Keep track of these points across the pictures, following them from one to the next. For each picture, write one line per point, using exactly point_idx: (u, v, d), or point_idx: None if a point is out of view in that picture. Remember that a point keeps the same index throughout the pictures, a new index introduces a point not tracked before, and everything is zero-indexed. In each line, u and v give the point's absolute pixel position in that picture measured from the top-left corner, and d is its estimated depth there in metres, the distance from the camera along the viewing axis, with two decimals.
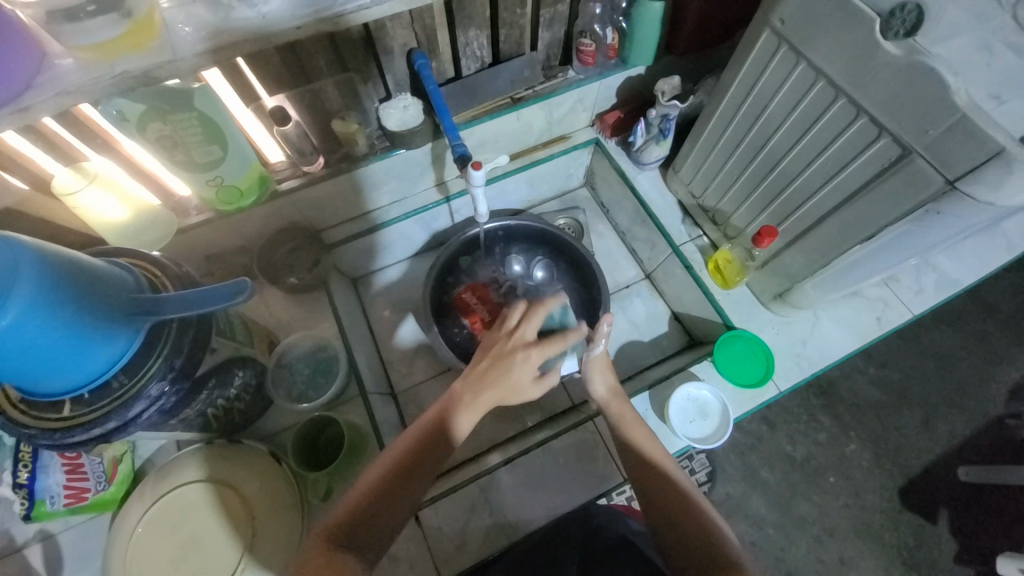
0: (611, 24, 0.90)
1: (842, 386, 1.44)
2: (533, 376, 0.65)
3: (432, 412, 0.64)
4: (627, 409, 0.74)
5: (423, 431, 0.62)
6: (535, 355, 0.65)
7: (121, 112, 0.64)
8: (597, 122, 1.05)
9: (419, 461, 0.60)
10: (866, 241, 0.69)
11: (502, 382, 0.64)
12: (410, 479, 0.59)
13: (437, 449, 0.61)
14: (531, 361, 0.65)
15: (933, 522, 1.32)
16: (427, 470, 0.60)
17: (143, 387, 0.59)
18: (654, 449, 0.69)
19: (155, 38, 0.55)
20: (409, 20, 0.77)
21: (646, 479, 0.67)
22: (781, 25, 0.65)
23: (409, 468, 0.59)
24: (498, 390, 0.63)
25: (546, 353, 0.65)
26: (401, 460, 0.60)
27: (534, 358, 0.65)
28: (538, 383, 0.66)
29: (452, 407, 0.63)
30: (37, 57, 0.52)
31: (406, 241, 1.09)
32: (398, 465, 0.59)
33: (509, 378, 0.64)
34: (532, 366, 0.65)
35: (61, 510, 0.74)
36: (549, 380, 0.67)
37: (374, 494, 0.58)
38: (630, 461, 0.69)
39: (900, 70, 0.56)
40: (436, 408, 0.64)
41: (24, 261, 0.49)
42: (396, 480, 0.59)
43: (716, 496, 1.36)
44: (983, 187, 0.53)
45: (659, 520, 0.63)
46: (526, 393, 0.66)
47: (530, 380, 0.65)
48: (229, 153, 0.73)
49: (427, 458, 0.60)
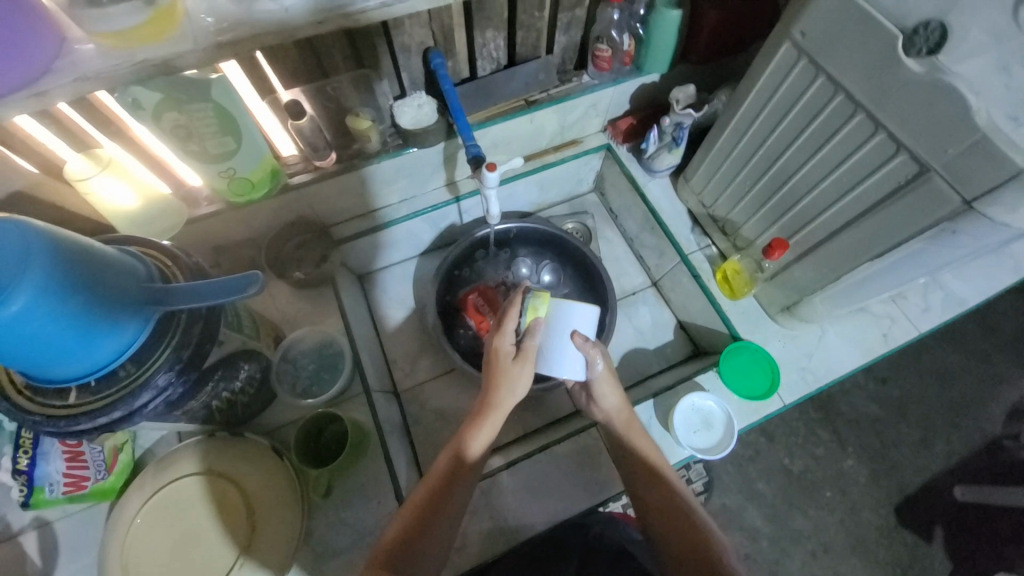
0: (628, 31, 0.90)
1: (842, 402, 1.44)
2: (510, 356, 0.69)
3: (447, 454, 0.67)
4: (632, 419, 0.73)
5: (447, 463, 0.66)
6: (500, 335, 0.71)
7: (137, 100, 0.64)
8: (609, 127, 1.05)
9: (449, 490, 0.64)
10: (877, 258, 0.69)
11: (498, 389, 0.67)
12: (442, 508, 0.62)
13: (465, 483, 0.65)
14: (502, 341, 0.70)
15: (929, 540, 1.32)
16: (454, 507, 0.63)
17: (150, 376, 0.59)
18: (660, 460, 0.70)
19: (176, 27, 0.55)
20: (427, 19, 0.77)
21: (648, 491, 0.67)
22: (802, 38, 0.65)
23: (442, 494, 0.63)
24: (502, 399, 0.67)
25: (506, 328, 0.71)
26: (433, 490, 0.64)
27: (501, 339, 0.71)
28: (521, 358, 0.69)
29: (470, 440, 0.66)
30: (54, 43, 0.51)
31: (414, 239, 1.09)
32: (431, 496, 0.63)
33: (501, 380, 0.67)
34: (506, 343, 0.70)
35: (60, 498, 0.73)
36: (528, 349, 0.69)
37: (414, 519, 0.62)
38: (633, 471, 0.70)
39: (922, 87, 0.56)
40: (449, 450, 0.67)
41: (37, 247, 0.49)
42: (425, 517, 0.62)
43: (713, 507, 1.36)
44: (1000, 208, 0.53)
45: (662, 534, 0.63)
46: (521, 377, 0.68)
47: (510, 359, 0.69)
48: (242, 146, 0.73)
49: (456, 489, 0.64)
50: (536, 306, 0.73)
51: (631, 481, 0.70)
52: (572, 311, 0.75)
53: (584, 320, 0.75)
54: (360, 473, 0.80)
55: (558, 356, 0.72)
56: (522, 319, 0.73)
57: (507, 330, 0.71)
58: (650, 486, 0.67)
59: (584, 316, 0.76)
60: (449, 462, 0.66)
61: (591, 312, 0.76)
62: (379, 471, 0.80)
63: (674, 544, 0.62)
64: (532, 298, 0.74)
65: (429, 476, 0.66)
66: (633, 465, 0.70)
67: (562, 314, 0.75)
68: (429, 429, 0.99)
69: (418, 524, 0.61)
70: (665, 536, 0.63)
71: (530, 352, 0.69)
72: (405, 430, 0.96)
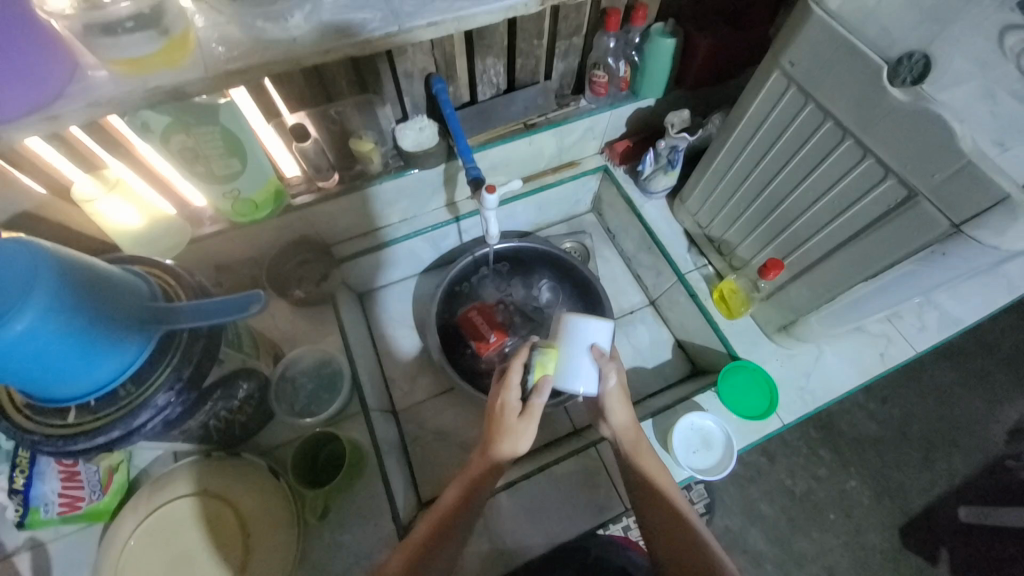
0: (624, 58, 0.93)
1: (842, 421, 1.43)
2: (515, 412, 0.66)
3: (450, 495, 0.66)
4: (639, 436, 0.72)
5: (457, 493, 0.66)
6: (505, 389, 0.67)
7: (146, 124, 0.65)
8: (606, 150, 1.08)
9: (457, 518, 0.65)
10: (871, 279, 0.70)
11: (501, 446, 0.65)
12: (448, 538, 0.64)
13: (468, 514, 0.65)
14: (507, 397, 0.67)
15: (933, 563, 1.30)
16: (453, 536, 0.64)
17: (150, 396, 0.59)
18: (665, 480, 0.69)
19: (188, 55, 0.57)
20: (429, 47, 0.79)
21: (651, 512, 0.67)
22: (790, 67, 0.68)
23: (445, 526, 0.64)
24: (505, 454, 0.65)
25: (511, 383, 0.68)
26: (440, 519, 0.65)
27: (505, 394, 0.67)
28: (526, 415, 0.66)
29: (478, 477, 0.65)
30: (69, 69, 0.53)
31: (414, 259, 1.10)
32: (438, 526, 0.64)
33: (504, 439, 0.65)
34: (511, 399, 0.67)
35: (54, 518, 0.72)
36: (534, 408, 0.66)
37: (420, 547, 0.62)
38: (637, 490, 0.69)
39: (906, 115, 0.58)
40: (453, 491, 0.66)
41: (42, 268, 0.49)
42: (428, 546, 0.63)
43: (714, 529, 1.35)
44: (987, 231, 0.54)
45: (667, 557, 0.63)
46: (525, 437, 0.65)
47: (516, 417, 0.66)
48: (247, 168, 0.75)
49: (464, 517, 0.65)
50: (545, 362, 0.70)
51: (636, 501, 0.70)
52: (585, 330, 0.75)
53: (599, 333, 0.75)
54: (359, 493, 0.80)
55: (575, 372, 0.72)
56: (532, 377, 0.70)
57: (512, 386, 0.68)
58: (653, 506, 0.67)
59: (599, 331, 0.75)
60: (457, 496, 0.65)
61: (605, 328, 0.75)
62: (377, 491, 0.80)
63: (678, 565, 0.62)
64: (541, 354, 0.71)
65: (438, 506, 0.66)
66: (637, 483, 0.69)
67: (575, 330, 0.75)
68: (428, 449, 0.98)
69: (424, 552, 0.62)
70: (670, 560, 0.63)
71: (534, 412, 0.66)
72: (404, 449, 0.95)
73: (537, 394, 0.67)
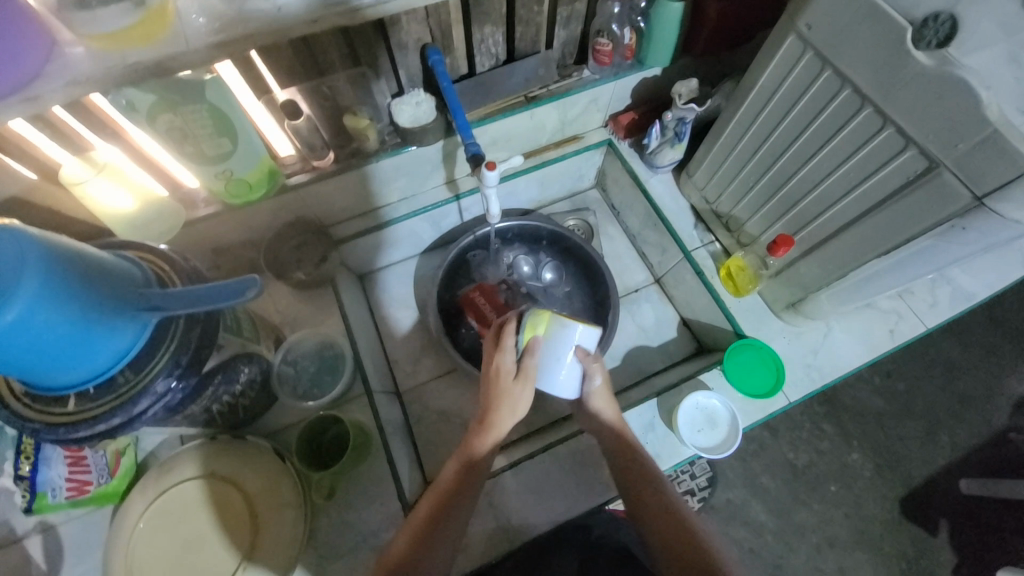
0: (629, 24, 0.88)
1: (846, 395, 1.43)
2: (511, 374, 0.67)
3: (452, 467, 0.67)
4: (626, 423, 0.73)
5: (455, 471, 0.66)
6: (500, 353, 0.68)
7: (131, 103, 0.63)
8: (610, 122, 1.04)
9: (456, 499, 0.64)
10: (884, 255, 0.68)
11: (500, 409, 0.66)
12: (451, 515, 0.63)
13: (469, 489, 0.65)
14: (503, 360, 0.68)
15: (934, 534, 1.31)
16: (456, 519, 0.64)
17: (149, 382, 0.58)
18: (657, 471, 0.70)
19: (167, 28, 0.54)
20: (424, 16, 0.76)
21: (643, 502, 0.67)
22: (807, 30, 0.64)
23: (446, 503, 0.64)
24: (503, 418, 0.66)
25: (505, 348, 0.68)
26: (438, 502, 0.64)
27: (501, 360, 0.68)
28: (521, 378, 0.67)
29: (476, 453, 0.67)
30: (46, 46, 0.51)
31: (415, 238, 1.08)
32: (438, 505, 0.64)
33: (503, 402, 0.66)
34: (508, 362, 0.68)
35: (63, 503, 0.73)
36: (528, 369, 0.67)
37: (418, 532, 0.62)
38: (626, 481, 0.69)
39: (931, 80, 0.54)
40: (454, 463, 0.67)
41: (30, 253, 0.48)
42: (426, 528, 0.62)
43: (716, 502, 1.36)
44: (1012, 204, 0.52)
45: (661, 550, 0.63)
46: (522, 397, 0.67)
47: (512, 379, 0.67)
48: (239, 147, 0.73)
49: (463, 495, 0.65)
50: (535, 324, 0.69)
51: (625, 493, 0.69)
52: (572, 332, 0.69)
53: (585, 337, 0.70)
54: (362, 475, 0.80)
55: (555, 373, 0.70)
56: (522, 335, 0.68)
57: (507, 348, 0.68)
58: (644, 496, 0.67)
59: (584, 336, 0.70)
60: (455, 474, 0.66)
61: (590, 334, 0.71)
62: (380, 473, 0.80)
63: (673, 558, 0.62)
64: (531, 314, 0.69)
65: (435, 485, 0.66)
66: (627, 473, 0.69)
67: (561, 333, 0.69)
68: (431, 429, 0.98)
69: (424, 533, 0.62)
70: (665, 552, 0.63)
71: (528, 372, 0.67)
72: (407, 430, 0.95)
73: (529, 355, 0.67)
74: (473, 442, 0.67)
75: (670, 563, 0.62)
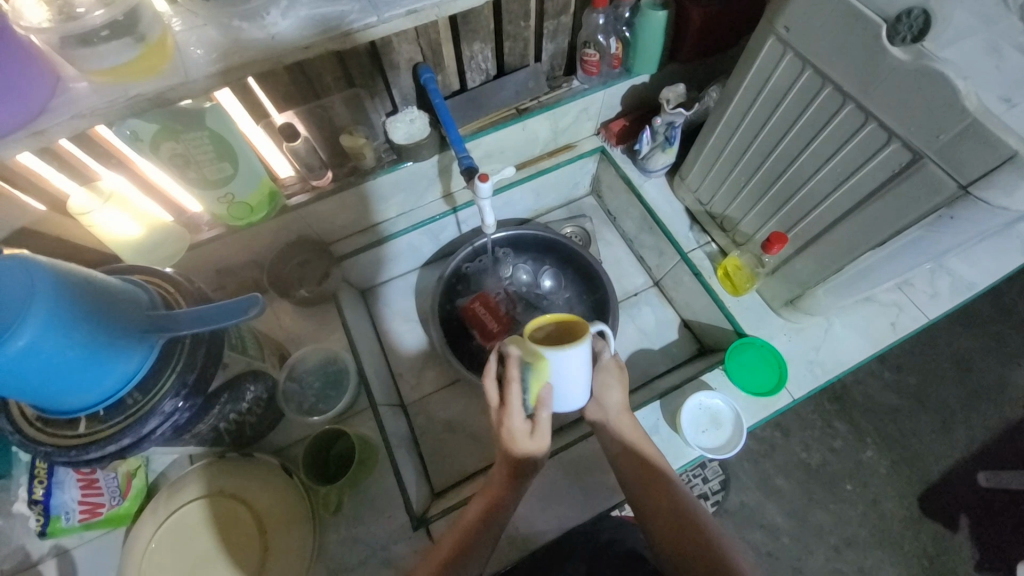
0: (615, 34, 0.90)
1: (856, 392, 1.42)
2: (525, 428, 0.65)
3: (475, 508, 0.67)
4: (632, 432, 0.72)
5: (479, 510, 0.67)
6: (509, 417, 0.64)
7: (135, 133, 0.66)
8: (602, 130, 1.06)
9: (475, 532, 0.65)
10: (877, 247, 0.68)
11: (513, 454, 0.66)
12: (474, 547, 0.64)
13: (491, 530, 0.66)
14: (512, 423, 0.64)
15: (953, 529, 1.29)
16: (473, 560, 0.64)
17: (157, 403, 0.59)
18: (668, 473, 0.70)
19: (168, 61, 0.56)
20: (414, 36, 0.78)
21: (656, 508, 0.66)
22: (785, 32, 0.66)
23: (466, 545, 0.64)
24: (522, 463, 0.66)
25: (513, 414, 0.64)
26: (464, 537, 0.65)
27: (513, 422, 0.65)
28: (535, 432, 0.66)
29: (497, 494, 0.67)
30: (51, 82, 0.53)
31: (414, 251, 1.10)
32: (461, 542, 0.64)
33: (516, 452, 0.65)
34: (516, 425, 0.65)
35: (77, 525, 0.74)
36: (541, 423, 0.66)
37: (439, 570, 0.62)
38: (634, 487, 0.69)
39: (909, 74, 0.55)
40: (479, 502, 0.67)
41: (39, 282, 0.49)
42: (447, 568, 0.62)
43: (730, 505, 1.35)
44: (997, 191, 0.52)
45: (671, 551, 0.63)
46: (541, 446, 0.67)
47: (527, 436, 0.66)
48: (239, 171, 0.75)
49: (481, 534, 0.65)
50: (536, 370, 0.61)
51: (633, 498, 0.69)
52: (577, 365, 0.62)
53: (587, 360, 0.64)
54: (370, 489, 0.80)
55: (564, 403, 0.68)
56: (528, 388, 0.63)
57: (514, 407, 0.63)
58: (652, 497, 0.67)
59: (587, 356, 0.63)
60: (479, 512, 0.67)
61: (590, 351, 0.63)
62: (389, 485, 0.81)
63: (689, 562, 0.61)
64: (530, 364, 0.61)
65: (460, 521, 0.67)
66: (636, 479, 0.69)
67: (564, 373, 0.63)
68: (438, 440, 0.99)
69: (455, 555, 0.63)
70: (679, 559, 0.62)
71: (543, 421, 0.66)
72: (413, 441, 0.96)
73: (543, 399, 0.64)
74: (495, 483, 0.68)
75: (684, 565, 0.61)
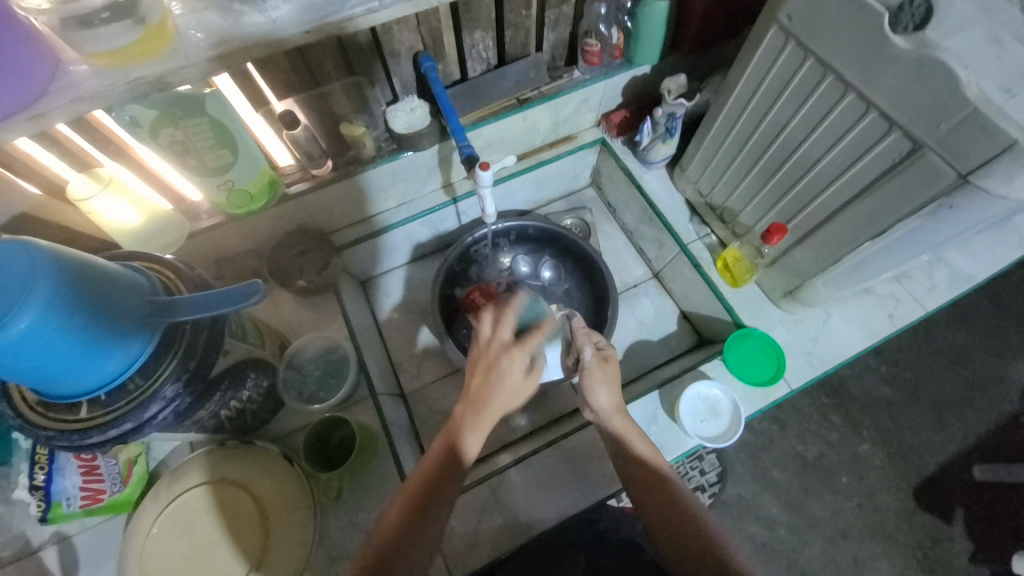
0: (616, 24, 0.90)
1: (853, 385, 1.43)
2: (522, 373, 0.67)
3: (438, 446, 0.64)
4: (627, 425, 0.71)
5: (443, 447, 0.63)
6: (520, 350, 0.67)
7: (134, 119, 0.66)
8: (602, 122, 1.06)
9: (439, 473, 0.61)
10: (877, 238, 0.68)
11: (490, 389, 0.65)
12: (435, 496, 0.60)
13: (454, 468, 0.62)
14: (518, 355, 0.67)
15: (948, 522, 1.30)
16: (434, 507, 0.60)
17: (158, 387, 0.59)
18: (664, 465, 0.69)
19: (168, 44, 0.56)
20: (415, 24, 0.78)
21: (654, 500, 0.66)
22: (788, 21, 0.65)
23: (428, 490, 0.60)
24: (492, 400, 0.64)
25: (527, 349, 0.68)
26: (426, 479, 0.61)
27: (518, 356, 0.67)
28: (528, 377, 0.68)
29: (460, 425, 0.64)
30: (50, 64, 0.53)
31: (414, 242, 1.10)
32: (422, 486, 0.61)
33: (495, 388, 0.65)
34: (516, 367, 0.67)
35: (78, 511, 0.74)
36: (537, 369, 0.69)
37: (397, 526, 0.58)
38: (632, 479, 0.69)
39: (910, 63, 0.55)
40: (442, 440, 0.64)
41: (40, 264, 0.49)
42: (410, 514, 0.59)
43: (726, 497, 1.35)
44: (995, 180, 0.52)
45: (669, 543, 0.63)
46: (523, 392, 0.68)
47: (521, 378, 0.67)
48: (239, 158, 0.74)
49: (443, 473, 0.61)
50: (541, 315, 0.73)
51: (631, 488, 0.69)
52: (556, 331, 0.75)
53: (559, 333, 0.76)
54: (370, 477, 0.81)
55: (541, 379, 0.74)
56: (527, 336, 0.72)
57: (528, 346, 0.68)
58: (650, 489, 0.67)
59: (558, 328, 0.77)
60: (444, 446, 0.63)
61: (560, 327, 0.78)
62: (388, 473, 0.81)
63: (688, 555, 0.61)
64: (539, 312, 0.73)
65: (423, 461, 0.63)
66: (633, 472, 0.69)
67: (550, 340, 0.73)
68: (437, 429, 1.00)
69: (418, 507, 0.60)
70: (677, 551, 0.62)
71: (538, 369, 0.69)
72: (413, 430, 0.97)
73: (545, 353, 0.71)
74: (466, 425, 0.63)
75: (683, 557, 0.61)
